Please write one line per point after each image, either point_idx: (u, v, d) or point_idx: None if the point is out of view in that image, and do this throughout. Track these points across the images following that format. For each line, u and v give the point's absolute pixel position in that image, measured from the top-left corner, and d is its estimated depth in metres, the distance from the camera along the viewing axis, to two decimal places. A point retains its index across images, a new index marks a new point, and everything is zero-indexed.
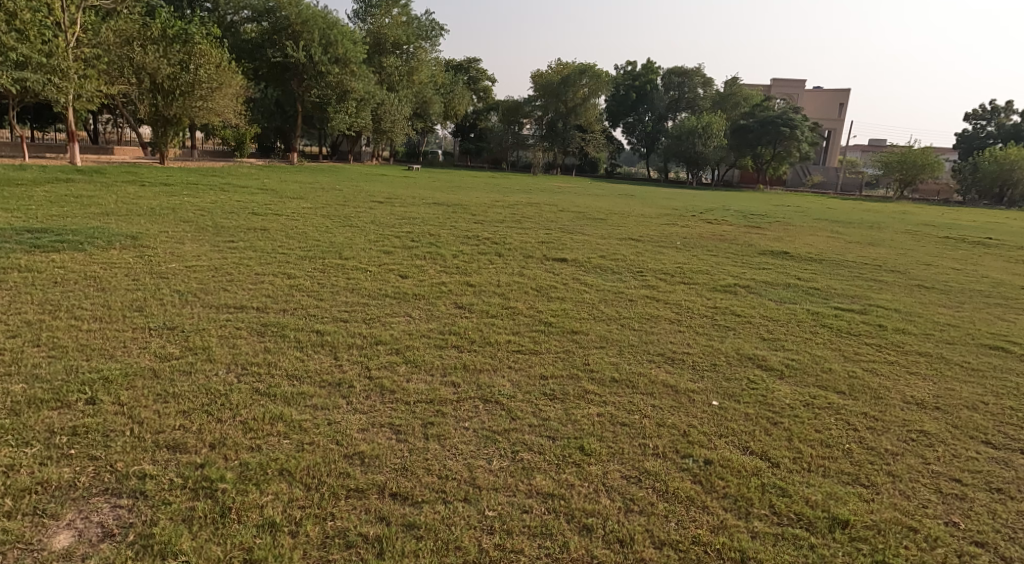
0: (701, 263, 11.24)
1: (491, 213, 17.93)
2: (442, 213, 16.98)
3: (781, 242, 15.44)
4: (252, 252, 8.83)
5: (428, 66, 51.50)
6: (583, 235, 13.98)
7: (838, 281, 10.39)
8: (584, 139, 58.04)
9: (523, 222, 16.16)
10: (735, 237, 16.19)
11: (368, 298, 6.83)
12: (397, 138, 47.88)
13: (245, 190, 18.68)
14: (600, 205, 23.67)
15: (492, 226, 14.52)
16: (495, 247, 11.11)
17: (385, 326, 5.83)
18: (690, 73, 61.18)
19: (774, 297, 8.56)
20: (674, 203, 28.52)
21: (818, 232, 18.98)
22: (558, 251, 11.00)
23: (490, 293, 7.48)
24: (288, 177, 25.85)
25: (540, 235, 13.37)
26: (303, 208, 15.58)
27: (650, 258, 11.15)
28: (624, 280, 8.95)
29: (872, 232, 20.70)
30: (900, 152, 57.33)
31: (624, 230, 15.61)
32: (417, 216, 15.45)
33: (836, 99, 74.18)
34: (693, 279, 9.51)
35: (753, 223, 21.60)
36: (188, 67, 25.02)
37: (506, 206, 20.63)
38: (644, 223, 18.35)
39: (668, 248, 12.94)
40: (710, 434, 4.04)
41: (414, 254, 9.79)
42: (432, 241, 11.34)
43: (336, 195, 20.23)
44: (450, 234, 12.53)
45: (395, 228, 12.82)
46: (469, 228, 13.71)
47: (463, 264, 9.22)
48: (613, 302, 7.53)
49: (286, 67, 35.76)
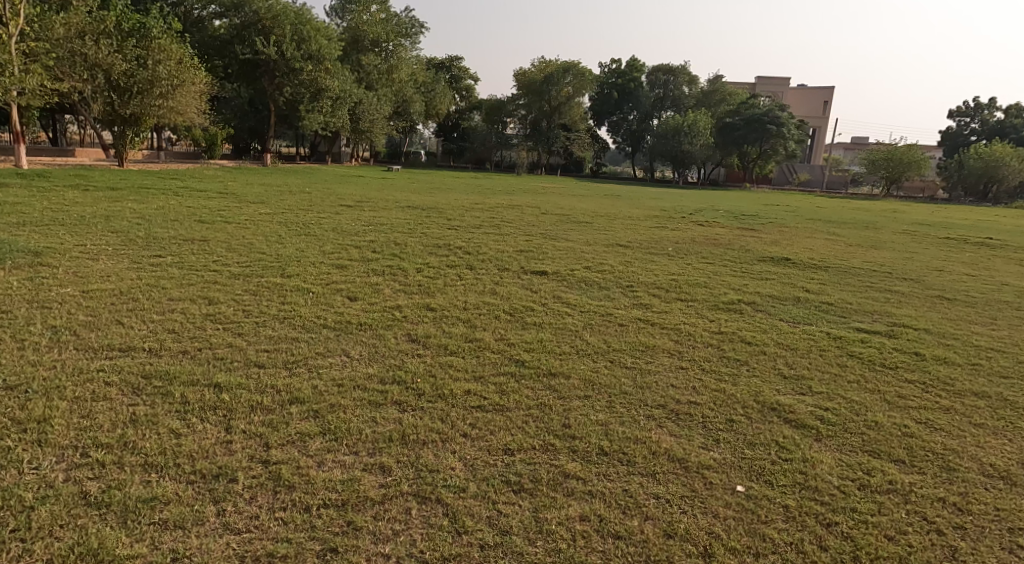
0: (696, 274, 10.10)
1: (469, 217, 16.75)
2: (415, 218, 15.78)
3: (778, 246, 14.40)
4: (175, 270, 7.57)
5: (408, 64, 50.20)
6: (566, 242, 12.81)
7: (849, 293, 9.29)
8: (568, 138, 57.05)
9: (502, 226, 14.98)
10: (729, 240, 15.14)
11: (301, 331, 5.58)
12: (376, 138, 46.53)
13: (201, 194, 17.39)
14: (586, 207, 22.56)
15: (467, 233, 13.35)
16: (466, 258, 9.88)
17: (311, 373, 4.58)
18: (675, 71, 60.26)
19: (785, 318, 7.37)
20: (662, 204, 27.55)
21: (816, 234, 17.95)
22: (537, 263, 9.82)
23: (453, 320, 6.24)
24: (256, 180, 24.57)
25: (519, 242, 12.20)
26: (261, 212, 14.33)
27: (640, 269, 9.99)
28: (611, 298, 7.74)
29: (868, 233, 19.77)
30: (886, 150, 56.68)
31: (611, 235, 14.50)
32: (385, 222, 14.26)
33: (821, 97, 73.74)
34: (690, 295, 8.33)
35: (745, 224, 20.57)
36: (145, 64, 24.02)
37: (485, 209, 19.48)
38: (632, 226, 17.27)
39: (660, 256, 11.78)
40: (744, 552, 3.06)
41: (370, 269, 8.52)
42: (396, 252, 10.11)
43: (303, 198, 18.98)
44: (418, 243, 11.29)
45: (357, 236, 11.61)
46: (441, 235, 12.51)
47: (427, 281, 8.00)
48: (600, 329, 6.29)
49: (256, 64, 34.34)
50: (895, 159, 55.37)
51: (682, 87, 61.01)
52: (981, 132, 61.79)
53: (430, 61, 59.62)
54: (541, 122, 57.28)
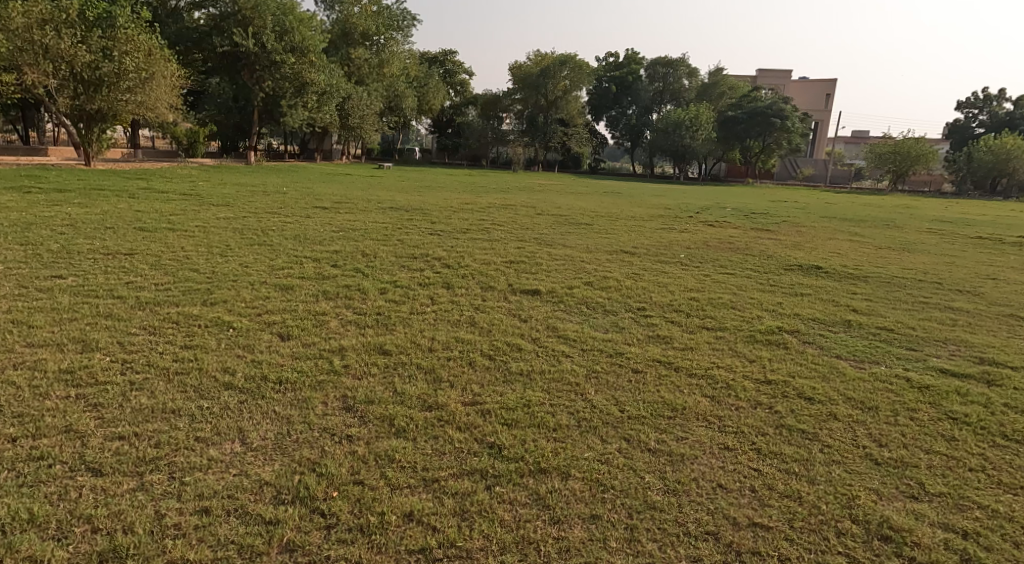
0: (718, 290, 8.53)
1: (458, 219, 15.21)
2: (397, 222, 14.24)
3: (801, 250, 12.96)
4: (64, 297, 5.96)
5: (401, 58, 48.50)
6: (563, 249, 11.29)
7: (903, 312, 7.73)
8: (566, 134, 55.42)
9: (491, 231, 13.45)
10: (744, 244, 13.69)
11: (192, 398, 4.02)
12: (368, 135, 44.92)
13: (159, 196, 15.76)
14: (585, 206, 21.02)
15: (452, 239, 11.88)
16: (445, 273, 8.29)
17: (160, 495, 3.16)
18: (674, 63, 58.51)
19: (844, 354, 5.76)
20: (666, 201, 26.09)
21: (836, 235, 16.42)
22: (531, 279, 8.23)
23: (410, 371, 4.64)
24: (232, 180, 22.95)
25: (511, 250, 10.67)
26: (220, 217, 12.72)
27: (652, 285, 8.43)
28: (621, 331, 6.13)
29: (892, 232, 18.36)
30: (892, 143, 55.04)
31: (613, 240, 12.98)
32: (359, 227, 12.71)
33: (823, 89, 72.21)
34: (719, 322, 6.73)
35: (758, 223, 19.06)
36: (111, 55, 22.10)
37: (476, 210, 17.91)
38: (637, 228, 15.80)
39: (671, 266, 10.20)
40: None
41: (318, 292, 6.89)
42: (363, 266, 8.57)
43: (276, 200, 17.39)
44: (392, 253, 9.74)
45: (320, 245, 10.03)
46: (421, 244, 10.96)
47: (391, 308, 6.43)
48: (610, 383, 4.69)
49: (237, 57, 32.83)
50: (902, 153, 53.72)
51: (682, 80, 59.29)
52: (989, 125, 60.27)
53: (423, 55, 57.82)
54: (538, 117, 55.72)
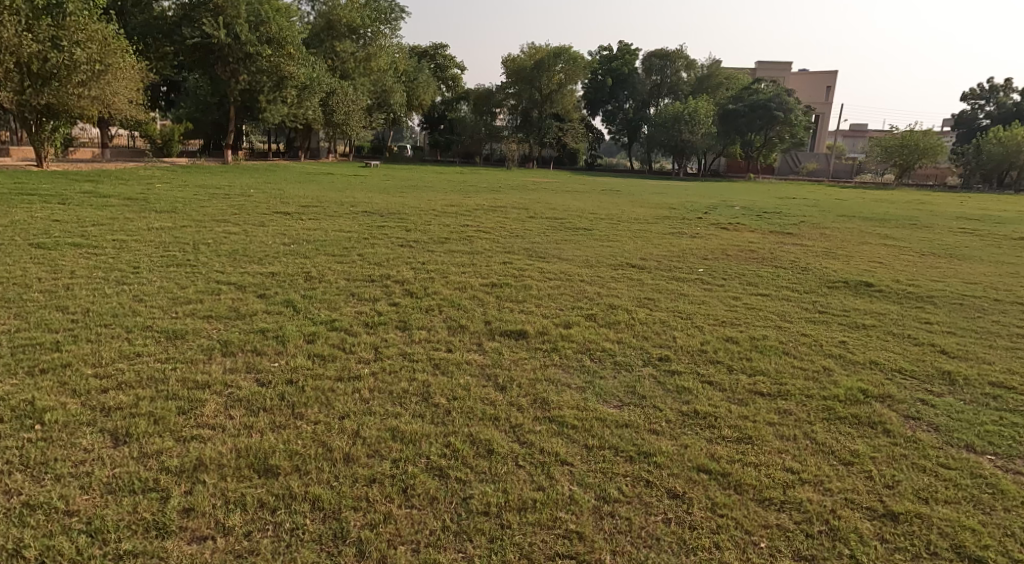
0: (755, 322, 6.64)
1: (439, 226, 13.34)
2: (367, 229, 12.35)
3: (835, 259, 11.23)
4: None
5: (388, 52, 46.52)
6: (558, 265, 9.41)
7: (1008, 353, 5.91)
8: (561, 129, 53.53)
9: (475, 240, 11.56)
10: (766, 252, 11.97)
11: None
12: (354, 132, 42.96)
13: (98, 201, 13.81)
14: (582, 207, 19.14)
15: (428, 252, 10.05)
16: (403, 305, 6.39)
17: None
18: (672, 55, 56.53)
19: (976, 442, 3.88)
20: (669, 200, 24.38)
21: (865, 239, 14.57)
22: (519, 312, 6.36)
23: (295, 526, 2.87)
24: (197, 182, 21.00)
25: (494, 268, 8.78)
26: (152, 227, 10.75)
27: (673, 318, 6.54)
28: (641, 407, 4.22)
29: (922, 233, 16.68)
30: (899, 136, 53.00)
31: (615, 251, 11.09)
32: (318, 239, 10.75)
33: (823, 81, 70.40)
34: (775, 379, 4.85)
35: (774, 225, 17.20)
36: (61, 45, 19.73)
37: (462, 213, 16.02)
38: (642, 232, 14.05)
39: (691, 287, 8.29)
40: None
41: (216, 344, 4.97)
42: (300, 296, 6.64)
43: (235, 205, 15.44)
44: (345, 275, 7.83)
45: (255, 266, 8.08)
46: (387, 260, 9.09)
47: (312, 372, 4.52)
48: (638, 539, 2.91)
49: (209, 49, 30.74)
50: (909, 146, 51.68)
51: (680, 73, 57.37)
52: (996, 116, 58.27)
53: (413, 48, 55.58)
54: (532, 113, 53.80)
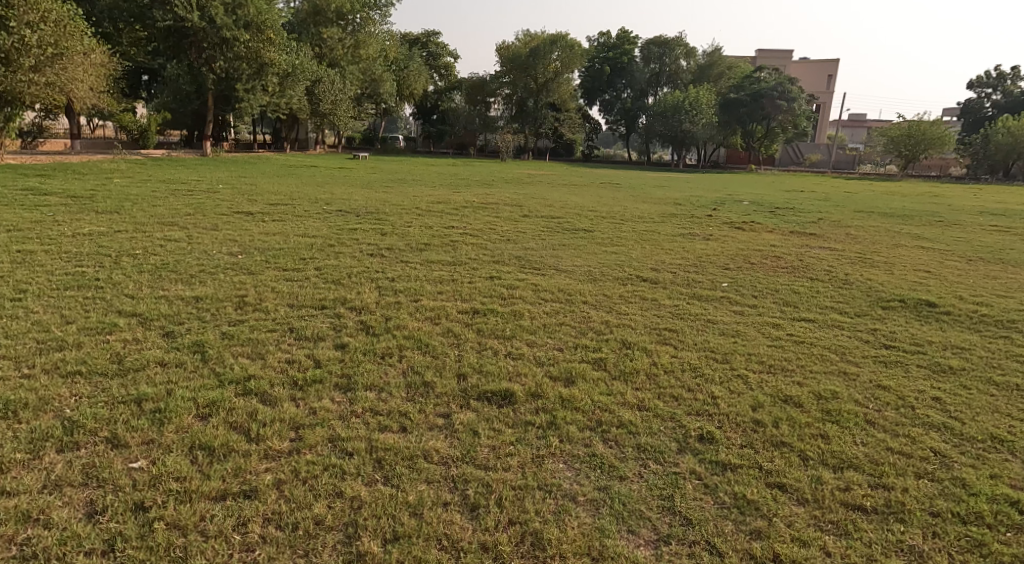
0: (809, 364, 5.19)
1: (422, 228, 11.83)
2: (337, 234, 10.79)
3: (876, 268, 9.75)
4: None
5: (378, 39, 44.74)
6: (556, 281, 7.91)
7: None
8: (557, 119, 52.07)
9: (460, 247, 10.05)
10: (792, 257, 10.52)
11: None
12: (342, 123, 41.27)
13: (35, 200, 12.26)
14: (581, 203, 17.65)
15: (401, 264, 8.53)
16: (351, 350, 4.86)
17: None
18: (671, 43, 54.74)
19: None
20: (672, 195, 22.92)
21: (897, 240, 13.11)
22: (505, 358, 4.88)
23: None
24: (163, 176, 19.44)
25: (479, 287, 7.26)
26: (79, 233, 9.19)
27: (701, 362, 5.05)
28: (693, 552, 2.89)
29: (953, 232, 15.20)
30: (904, 126, 51.45)
31: (622, 260, 9.60)
32: (275, 247, 9.20)
33: (825, 70, 68.75)
34: (873, 476, 3.41)
35: (792, 224, 15.69)
36: (8, 26, 17.99)
37: (449, 212, 14.52)
38: (649, 234, 12.58)
39: (718, 312, 6.79)
40: None
41: (54, 427, 3.42)
42: (217, 334, 5.10)
43: (194, 203, 13.90)
44: (290, 299, 6.31)
45: (179, 287, 6.52)
46: (348, 276, 7.56)
47: (187, 487, 3.04)
48: None
49: (183, 34, 29.02)
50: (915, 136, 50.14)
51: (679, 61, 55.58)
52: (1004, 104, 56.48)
53: (405, 35, 53.60)
54: (527, 102, 52.11)
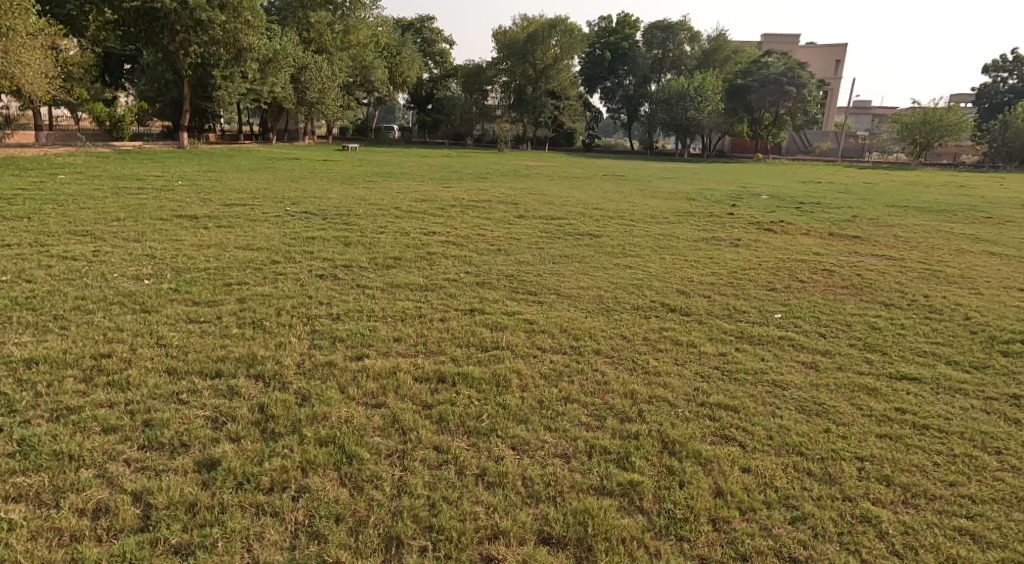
0: (959, 474, 3.37)
1: (397, 235, 9.97)
2: (291, 245, 8.93)
3: (952, 285, 7.87)
4: None
5: (367, 24, 42.51)
6: (557, 317, 6.01)
7: None
8: (557, 107, 50.02)
9: (438, 261, 8.20)
10: (844, 270, 8.64)
11: None
12: (331, 112, 39.21)
13: None
14: (584, 199, 15.78)
15: (354, 290, 6.63)
16: (220, 479, 3.00)
17: None
18: (675, 27, 52.40)
19: None
20: (682, 188, 21.01)
21: (956, 244, 11.21)
22: (471, 490, 3.07)
23: None
24: (120, 172, 17.60)
25: (453, 329, 5.38)
26: None
27: (790, 480, 3.23)
28: None
29: (1009, 232, 13.30)
30: (919, 112, 49.28)
31: (640, 279, 7.70)
32: (200, 265, 7.29)
33: (833, 55, 66.45)
34: None
35: (826, 223, 13.81)
36: None
37: (432, 212, 12.70)
38: (663, 239, 10.72)
39: (781, 368, 4.92)
40: None
41: None
42: (8, 444, 3.21)
43: (134, 204, 12.04)
44: (172, 359, 4.39)
45: (17, 342, 4.59)
46: (276, 312, 5.66)
47: None
48: None
49: (152, 16, 26.99)
50: (931, 123, 47.95)
51: (682, 46, 53.30)
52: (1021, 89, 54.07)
53: (398, 20, 51.30)
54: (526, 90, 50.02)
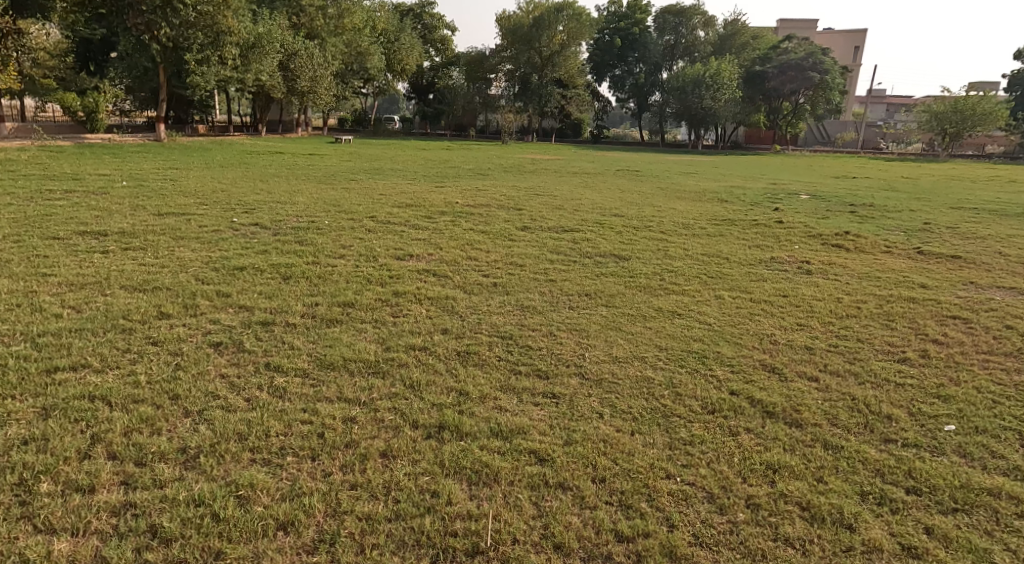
0: None
1: (360, 262, 7.47)
2: (205, 279, 6.42)
3: None
4: None
5: (361, 7, 39.80)
6: (589, 437, 3.55)
7: None
8: (564, 96, 47.22)
9: (409, 307, 5.73)
10: (981, 315, 6.15)
11: None
12: (323, 102, 36.56)
13: None
14: (600, 203, 13.35)
15: (254, 375, 4.13)
16: None
17: None
18: (688, 11, 49.48)
19: None
20: (707, 187, 18.53)
21: None
22: None
23: None
24: (61, 171, 15.10)
25: (401, 493, 3.02)
26: None
27: None
28: None
29: None
30: (950, 101, 46.18)
31: (701, 342, 5.16)
32: (33, 327, 4.77)
33: (853, 41, 63.46)
34: None
35: (896, 232, 11.43)
36: None
37: (417, 222, 10.31)
38: (712, 262, 8.22)
39: None
40: None
41: None
42: None
43: (38, 214, 9.60)
44: None
45: None
46: (83, 451, 3.18)
47: None
48: None
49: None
50: (963, 112, 44.86)
51: (696, 32, 50.32)
52: None
53: (396, 5, 48.55)
54: (531, 78, 47.24)
